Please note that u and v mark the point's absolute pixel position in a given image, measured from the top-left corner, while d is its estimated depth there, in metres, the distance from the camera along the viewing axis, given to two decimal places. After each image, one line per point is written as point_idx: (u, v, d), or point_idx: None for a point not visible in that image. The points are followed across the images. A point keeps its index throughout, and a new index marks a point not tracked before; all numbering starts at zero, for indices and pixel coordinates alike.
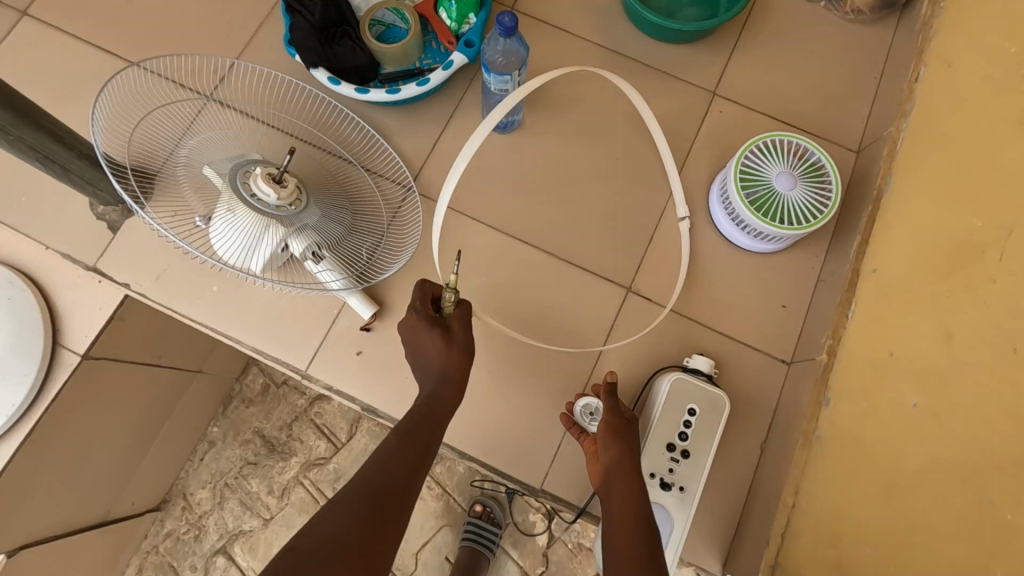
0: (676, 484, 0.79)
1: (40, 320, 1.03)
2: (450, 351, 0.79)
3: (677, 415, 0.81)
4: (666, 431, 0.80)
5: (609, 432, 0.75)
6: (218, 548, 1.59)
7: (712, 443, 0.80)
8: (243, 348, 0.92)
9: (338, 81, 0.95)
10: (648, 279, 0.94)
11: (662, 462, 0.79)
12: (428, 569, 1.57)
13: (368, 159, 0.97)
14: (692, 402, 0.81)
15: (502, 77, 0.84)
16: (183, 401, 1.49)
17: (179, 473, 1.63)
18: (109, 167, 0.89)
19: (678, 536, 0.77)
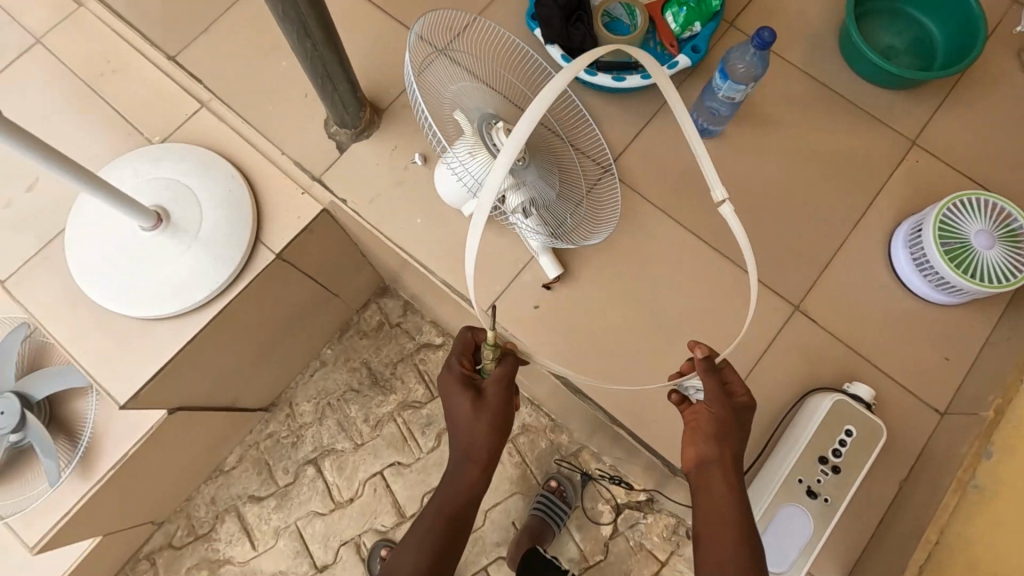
0: (821, 494, 0.83)
1: (250, 216, 1.17)
2: (485, 415, 0.88)
3: (834, 432, 0.85)
4: (820, 445, 0.85)
5: (707, 425, 0.80)
6: (310, 459, 1.72)
7: (863, 466, 0.84)
8: (433, 278, 1.02)
9: (569, 60, 1.04)
10: (818, 302, 0.98)
11: (812, 471, 0.84)
12: (494, 528, 1.66)
13: (576, 135, 1.04)
14: (850, 424, 0.85)
15: (736, 86, 0.90)
16: (316, 318, 1.62)
17: (290, 383, 1.76)
18: (360, 93, 1.00)
19: (813, 541, 0.82)
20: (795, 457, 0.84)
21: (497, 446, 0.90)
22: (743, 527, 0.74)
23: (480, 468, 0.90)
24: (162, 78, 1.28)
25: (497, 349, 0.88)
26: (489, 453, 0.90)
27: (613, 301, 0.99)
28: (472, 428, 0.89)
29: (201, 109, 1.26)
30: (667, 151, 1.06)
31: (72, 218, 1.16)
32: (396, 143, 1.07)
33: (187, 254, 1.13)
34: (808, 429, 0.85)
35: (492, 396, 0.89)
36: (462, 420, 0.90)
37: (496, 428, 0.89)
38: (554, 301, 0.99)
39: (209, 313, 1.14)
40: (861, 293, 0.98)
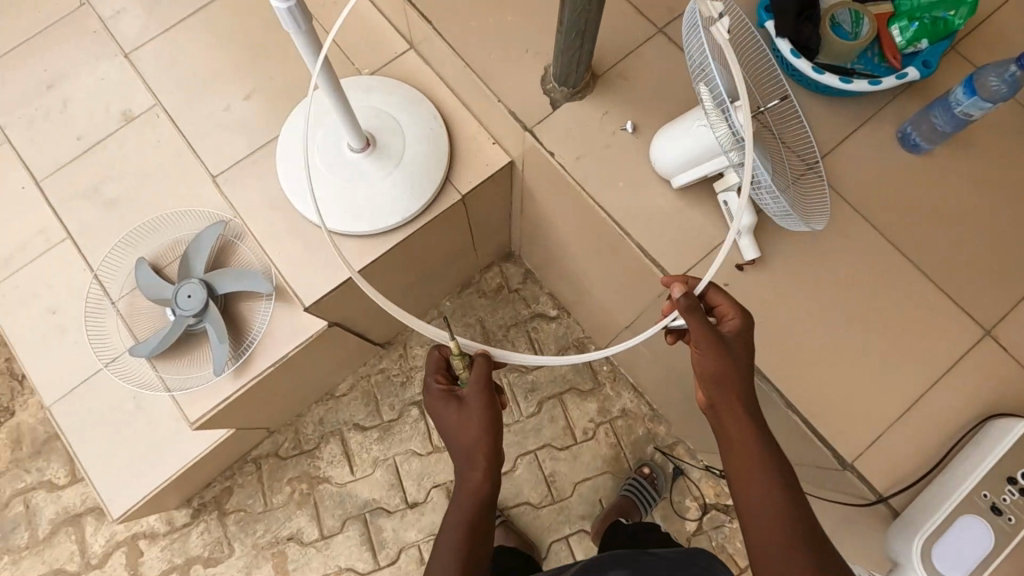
0: (1005, 512, 0.84)
1: (446, 155, 1.23)
2: (471, 418, 0.91)
3: None
4: (1010, 466, 0.85)
5: (703, 361, 0.78)
6: (414, 402, 1.79)
7: None
8: (627, 241, 1.06)
9: (799, 55, 1.05)
10: (1010, 331, 0.98)
11: (998, 489, 0.85)
12: (581, 502, 1.71)
13: (786, 128, 1.06)
14: None
15: (982, 103, 0.97)
16: (451, 269, 1.69)
17: (407, 326, 1.84)
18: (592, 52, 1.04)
19: (988, 556, 0.84)
20: (981, 472, 0.85)
21: (494, 447, 0.91)
22: (767, 449, 0.77)
23: (481, 471, 0.90)
24: (377, 16, 1.36)
25: (464, 354, 0.94)
26: (485, 455, 0.90)
27: (801, 293, 1.02)
28: (464, 435, 0.91)
29: (409, 51, 1.34)
30: (873, 160, 1.08)
31: (285, 130, 1.25)
32: (607, 108, 1.12)
33: (386, 181, 1.21)
34: (999, 449, 0.86)
35: (475, 401, 0.92)
36: (456, 431, 0.92)
37: (485, 430, 0.90)
38: (744, 283, 1.02)
39: (396, 239, 1.22)
40: None
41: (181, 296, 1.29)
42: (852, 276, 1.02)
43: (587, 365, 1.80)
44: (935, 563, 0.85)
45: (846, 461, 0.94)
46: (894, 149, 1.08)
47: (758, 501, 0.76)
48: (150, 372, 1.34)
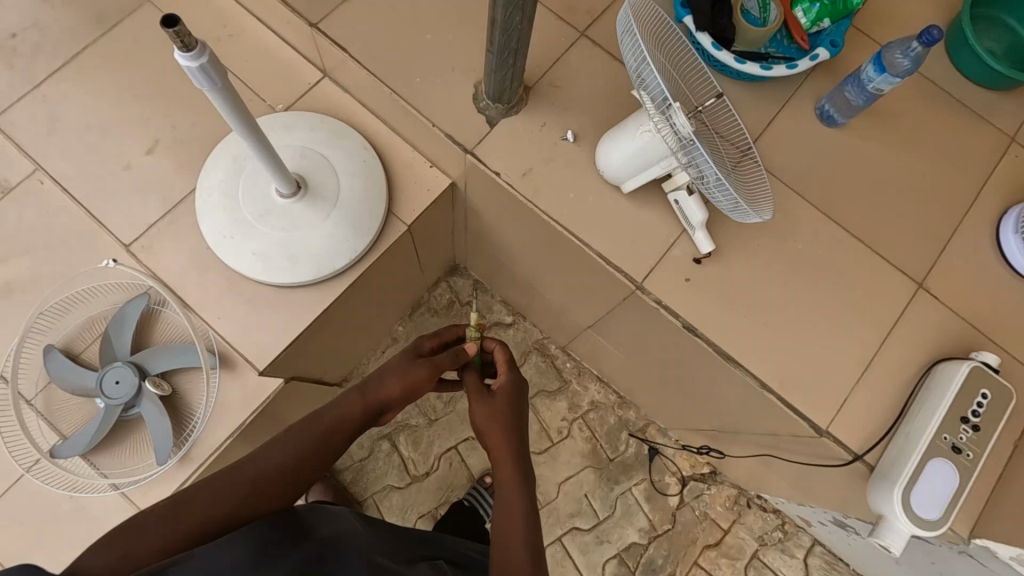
0: (965, 450, 0.93)
1: (384, 186, 1.17)
2: (407, 371, 0.86)
3: (972, 396, 0.95)
4: (963, 401, 0.95)
5: (506, 381, 0.96)
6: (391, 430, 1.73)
7: (998, 425, 0.94)
8: (590, 252, 1.06)
9: (720, 48, 1.09)
10: (940, 282, 1.08)
11: (957, 432, 0.93)
12: (428, 491, 1.70)
13: (715, 121, 1.10)
14: (986, 388, 0.95)
15: (890, 80, 0.98)
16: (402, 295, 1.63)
17: (363, 360, 1.77)
18: (503, 52, 0.95)
19: (960, 491, 0.91)
20: (952, 411, 0.94)
21: (401, 400, 0.86)
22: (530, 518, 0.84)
23: (359, 407, 0.83)
24: (282, 46, 1.27)
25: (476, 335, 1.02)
26: (389, 394, 0.84)
27: (766, 275, 1.06)
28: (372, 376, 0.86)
29: (324, 80, 1.26)
30: (803, 136, 1.13)
31: (203, 186, 1.15)
32: (541, 120, 1.11)
33: (328, 223, 1.14)
34: (954, 387, 0.95)
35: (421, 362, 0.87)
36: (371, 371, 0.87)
37: (405, 393, 0.85)
38: (704, 273, 1.05)
39: (349, 283, 1.16)
40: (976, 275, 1.09)
41: (108, 382, 1.16)
42: (795, 249, 1.07)
43: (551, 365, 1.82)
44: (923, 501, 0.91)
45: (824, 428, 1.00)
46: (815, 124, 1.14)
47: (505, 518, 0.84)
48: (91, 473, 1.17)
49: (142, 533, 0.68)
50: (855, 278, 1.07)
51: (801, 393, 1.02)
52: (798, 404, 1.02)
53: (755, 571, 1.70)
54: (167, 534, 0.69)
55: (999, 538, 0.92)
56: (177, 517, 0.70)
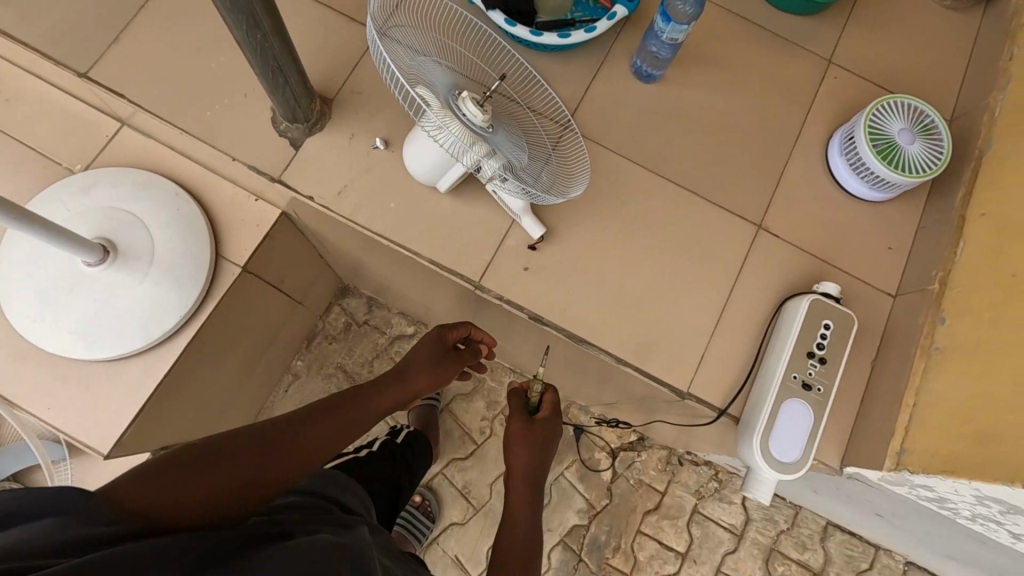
0: (815, 386, 0.93)
1: (206, 231, 1.10)
2: (437, 371, 1.05)
3: (815, 330, 0.95)
4: (807, 337, 0.94)
5: (548, 418, 1.20)
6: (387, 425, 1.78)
7: (844, 354, 0.95)
8: (421, 261, 1.02)
9: (513, 23, 1.04)
10: (779, 219, 1.07)
11: (804, 368, 0.93)
12: None
13: (530, 97, 1.06)
14: (827, 318, 0.95)
15: (679, 27, 0.95)
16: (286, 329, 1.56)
17: (266, 403, 1.70)
18: (274, 74, 0.88)
19: (816, 426, 0.91)
20: (797, 349, 0.93)
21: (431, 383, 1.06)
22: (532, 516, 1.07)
23: (397, 388, 0.99)
24: (69, 100, 1.17)
25: (542, 386, 1.22)
26: (427, 377, 1.05)
27: (606, 248, 1.04)
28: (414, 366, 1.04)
29: (123, 128, 1.16)
30: (622, 97, 1.10)
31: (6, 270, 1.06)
32: (348, 133, 1.05)
33: (149, 282, 1.07)
34: (797, 325, 0.95)
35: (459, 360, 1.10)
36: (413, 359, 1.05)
37: (433, 382, 1.05)
38: (542, 260, 1.02)
39: (188, 340, 1.09)
40: (812, 204, 1.08)
41: None
42: (630, 215, 1.05)
43: None
44: (783, 445, 0.91)
45: (686, 391, 0.99)
46: (633, 83, 1.11)
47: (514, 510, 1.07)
48: None
49: (176, 481, 0.61)
50: (695, 232, 1.05)
51: (658, 361, 1.01)
52: (657, 372, 1.00)
53: (697, 525, 1.72)
54: (188, 494, 0.61)
55: (864, 464, 0.93)
56: (199, 468, 0.65)
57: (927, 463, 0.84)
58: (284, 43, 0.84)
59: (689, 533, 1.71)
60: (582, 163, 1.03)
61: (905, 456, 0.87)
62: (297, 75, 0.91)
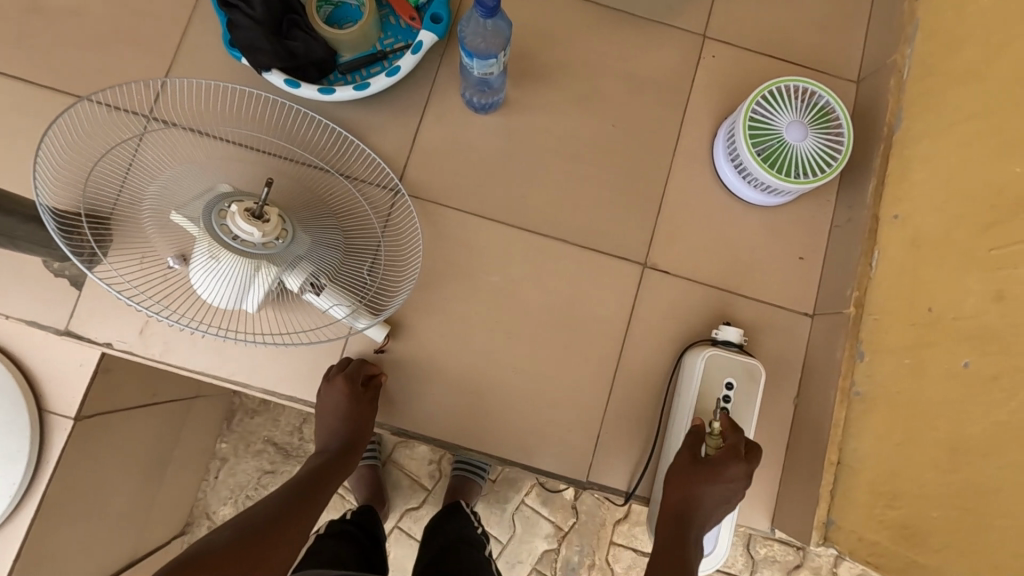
0: None
1: (19, 391, 0.95)
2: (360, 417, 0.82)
3: (716, 391, 0.81)
4: (705, 401, 0.81)
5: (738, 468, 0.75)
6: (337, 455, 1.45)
7: (753, 413, 0.81)
8: (253, 391, 0.87)
9: (297, 83, 0.85)
10: (670, 250, 0.91)
11: None
12: None
13: (345, 165, 0.89)
14: (728, 375, 0.81)
15: (487, 62, 0.75)
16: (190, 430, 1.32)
17: (196, 495, 1.42)
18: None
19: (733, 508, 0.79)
20: (693, 417, 0.81)
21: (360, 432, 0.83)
22: None
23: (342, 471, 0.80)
24: None
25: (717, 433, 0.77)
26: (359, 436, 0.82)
27: (472, 329, 0.88)
28: (357, 444, 0.82)
29: None
30: (462, 138, 0.91)
31: None
32: None
33: None
34: (691, 390, 0.81)
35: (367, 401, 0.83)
36: (354, 438, 0.81)
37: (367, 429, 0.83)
38: (396, 362, 0.87)
39: (31, 517, 0.96)
40: (707, 224, 0.91)
41: None
42: (493, 285, 0.89)
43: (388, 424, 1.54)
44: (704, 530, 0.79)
45: (587, 480, 0.87)
46: (470, 118, 0.92)
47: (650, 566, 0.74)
48: None
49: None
50: (572, 288, 0.90)
51: (551, 451, 0.87)
52: (552, 464, 0.87)
53: None
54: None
55: (792, 532, 0.81)
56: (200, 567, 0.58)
57: (853, 544, 0.74)
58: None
59: None
60: (416, 240, 0.87)
61: (833, 528, 0.76)
62: (24, 227, 0.75)
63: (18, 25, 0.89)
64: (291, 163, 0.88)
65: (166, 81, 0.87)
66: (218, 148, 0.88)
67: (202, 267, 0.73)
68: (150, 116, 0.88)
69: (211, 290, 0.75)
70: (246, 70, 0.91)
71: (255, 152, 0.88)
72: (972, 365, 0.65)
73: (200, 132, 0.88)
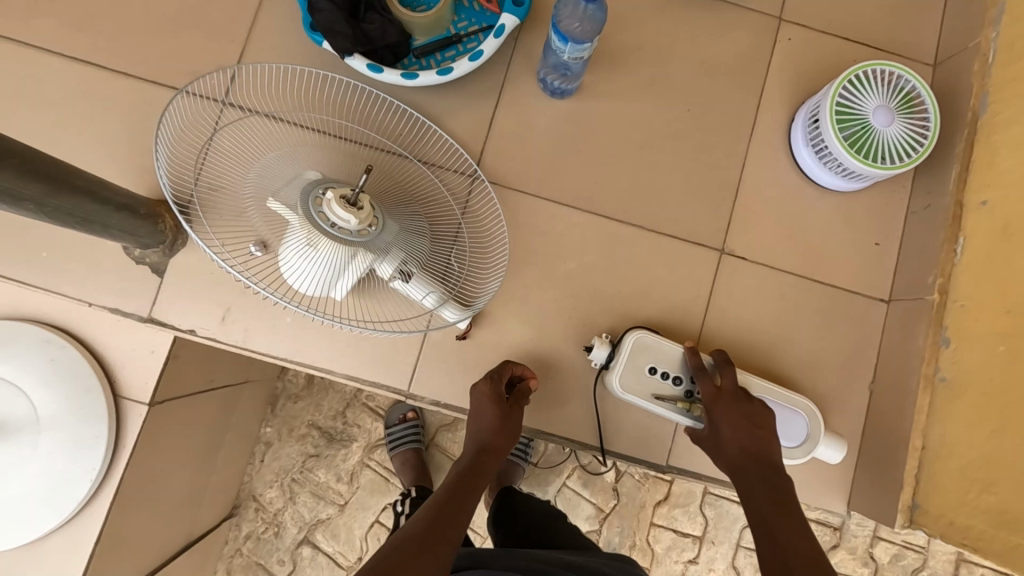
0: None
1: (94, 377, 0.96)
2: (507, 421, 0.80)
3: (658, 384, 0.82)
4: (661, 390, 0.81)
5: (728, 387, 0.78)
6: (381, 441, 1.47)
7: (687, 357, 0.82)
8: (335, 377, 0.87)
9: (379, 68, 0.83)
10: (745, 236, 0.91)
11: None
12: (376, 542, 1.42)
13: (423, 150, 0.88)
14: (645, 368, 0.82)
15: (580, 47, 0.74)
16: (242, 414, 1.34)
17: (242, 478, 1.44)
18: (83, 219, 0.71)
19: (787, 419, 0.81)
20: (671, 409, 0.81)
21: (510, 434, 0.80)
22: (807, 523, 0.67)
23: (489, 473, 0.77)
24: None
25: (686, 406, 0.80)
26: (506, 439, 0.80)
27: (550, 315, 0.88)
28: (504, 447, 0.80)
29: None
30: (539, 124, 0.91)
31: None
32: None
33: (41, 453, 0.93)
34: (648, 403, 0.81)
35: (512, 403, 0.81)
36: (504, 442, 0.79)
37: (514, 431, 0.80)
38: (475, 348, 0.88)
39: (110, 501, 0.97)
40: (782, 210, 0.91)
41: None
42: (571, 271, 0.89)
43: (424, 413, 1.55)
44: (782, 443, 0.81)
45: (666, 463, 0.88)
46: (546, 103, 0.91)
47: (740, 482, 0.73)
48: None
49: None
50: (649, 274, 0.90)
51: (629, 436, 0.88)
52: (630, 448, 0.88)
53: (709, 507, 1.46)
54: None
55: (871, 515, 0.82)
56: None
57: (943, 528, 0.75)
58: (73, 193, 0.67)
59: (704, 515, 1.46)
60: (497, 228, 0.87)
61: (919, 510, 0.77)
62: (116, 216, 0.74)
63: (90, 9, 0.88)
64: (370, 149, 0.87)
65: (243, 67, 0.86)
66: (296, 134, 0.87)
67: (295, 254, 0.73)
68: (227, 102, 0.88)
69: (302, 278, 0.75)
70: (320, 54, 0.90)
71: (333, 138, 0.87)
72: None
73: (276, 118, 0.88)
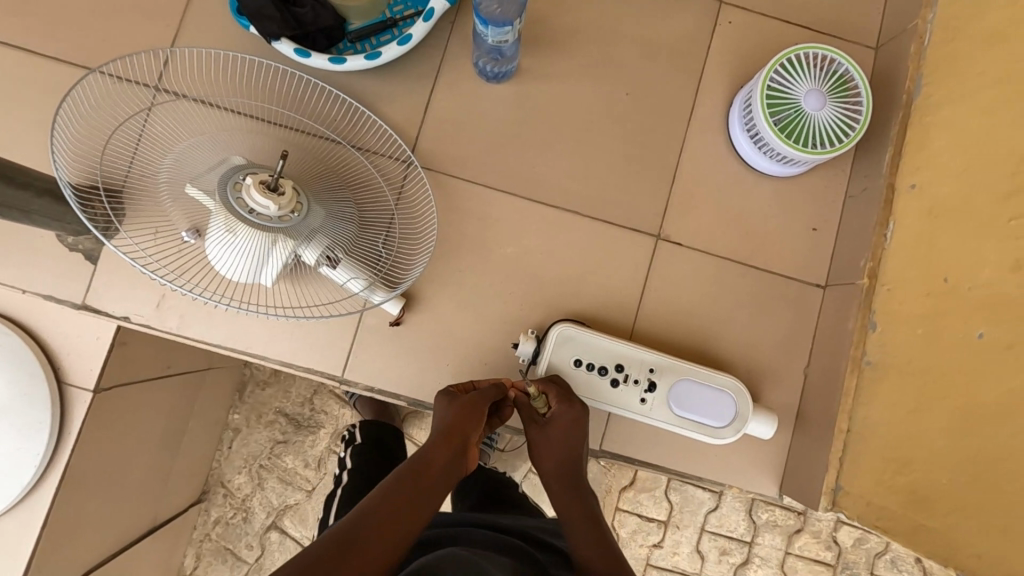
0: (648, 376, 0.82)
1: (38, 363, 0.96)
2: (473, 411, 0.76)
3: (587, 377, 0.82)
4: (587, 385, 0.82)
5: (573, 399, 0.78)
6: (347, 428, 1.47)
7: (609, 342, 0.83)
8: (270, 363, 0.88)
9: (307, 52, 0.83)
10: (683, 221, 0.90)
11: (635, 394, 0.82)
12: None
13: (357, 136, 0.88)
14: (569, 362, 0.83)
15: (502, 29, 0.74)
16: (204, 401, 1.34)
17: (211, 464, 1.45)
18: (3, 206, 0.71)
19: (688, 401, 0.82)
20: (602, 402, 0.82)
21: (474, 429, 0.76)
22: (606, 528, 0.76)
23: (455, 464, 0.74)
24: None
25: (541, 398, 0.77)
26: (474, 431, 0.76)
27: (485, 301, 0.89)
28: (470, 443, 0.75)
29: None
30: (474, 108, 0.90)
31: None
32: None
33: None
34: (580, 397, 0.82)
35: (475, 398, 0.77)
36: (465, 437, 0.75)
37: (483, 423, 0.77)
38: (410, 334, 0.88)
39: (57, 485, 0.98)
40: (719, 194, 0.91)
41: None
42: (507, 257, 0.89)
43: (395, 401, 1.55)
44: (708, 422, 0.82)
45: (599, 448, 0.88)
46: (482, 88, 0.90)
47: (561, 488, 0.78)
48: None
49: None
50: (585, 260, 0.90)
51: None
52: None
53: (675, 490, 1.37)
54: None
55: (800, 497, 0.83)
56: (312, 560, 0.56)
57: (864, 508, 0.75)
58: None
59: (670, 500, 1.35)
60: (429, 215, 0.87)
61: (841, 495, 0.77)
62: (39, 202, 0.74)
63: None
64: (302, 135, 0.87)
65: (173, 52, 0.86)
66: (228, 120, 0.87)
67: (216, 241, 0.73)
68: (158, 88, 0.87)
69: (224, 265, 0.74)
70: (253, 39, 0.89)
71: (265, 124, 0.87)
72: (989, 337, 0.68)
73: (209, 105, 0.87)
